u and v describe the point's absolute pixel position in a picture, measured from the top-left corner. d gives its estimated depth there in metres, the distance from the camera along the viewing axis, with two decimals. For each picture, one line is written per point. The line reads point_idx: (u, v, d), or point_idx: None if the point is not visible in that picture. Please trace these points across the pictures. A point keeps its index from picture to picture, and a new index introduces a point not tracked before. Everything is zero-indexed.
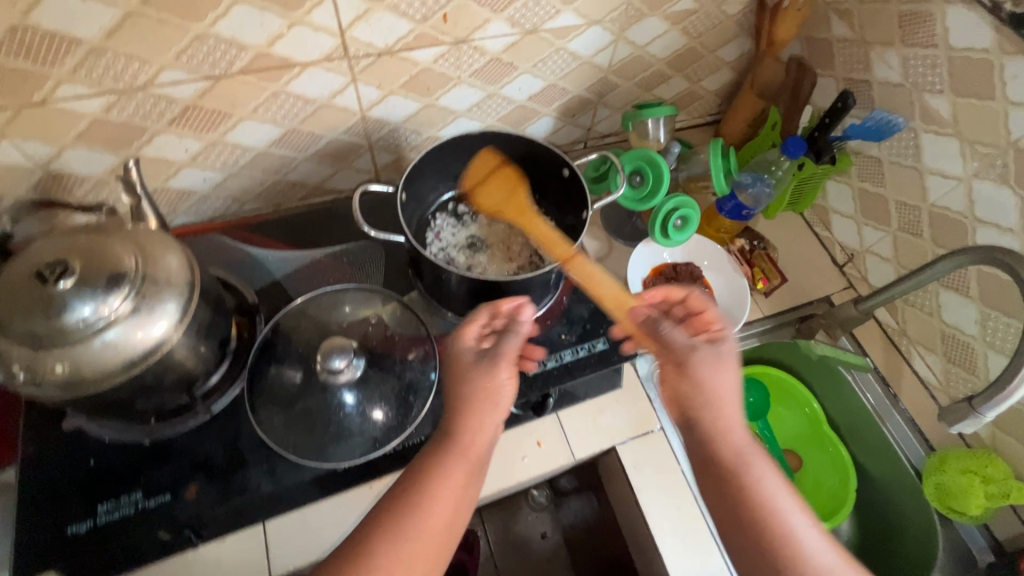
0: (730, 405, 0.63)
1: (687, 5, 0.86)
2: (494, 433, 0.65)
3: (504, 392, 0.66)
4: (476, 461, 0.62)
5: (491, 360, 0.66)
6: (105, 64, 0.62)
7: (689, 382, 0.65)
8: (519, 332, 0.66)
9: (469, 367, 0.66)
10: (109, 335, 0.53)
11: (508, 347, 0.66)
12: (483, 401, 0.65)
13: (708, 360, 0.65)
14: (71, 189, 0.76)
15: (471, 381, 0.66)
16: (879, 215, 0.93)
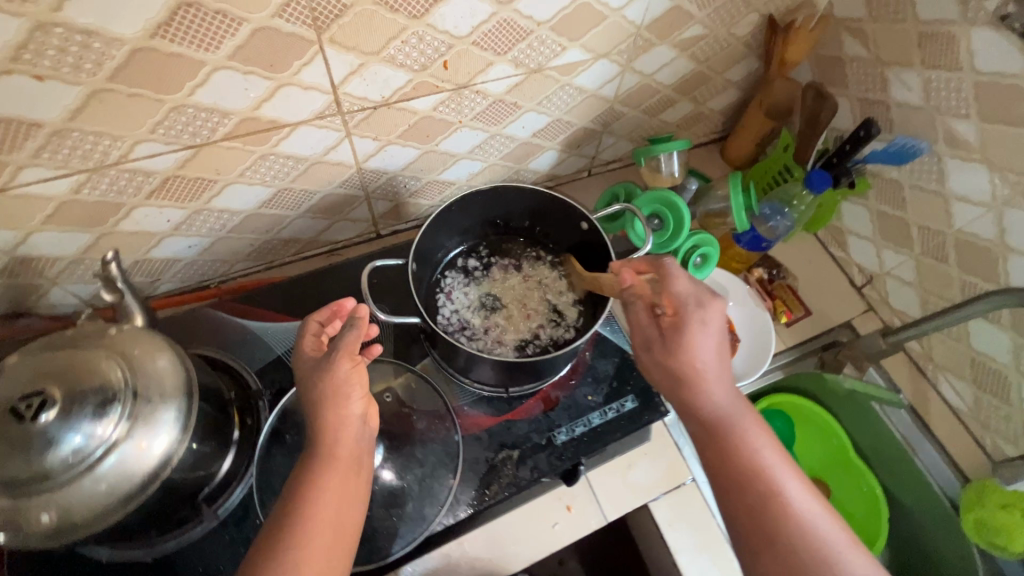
0: (715, 378, 0.58)
1: (697, 31, 0.81)
2: (359, 426, 0.57)
3: (354, 385, 0.57)
4: (347, 458, 0.56)
5: (328, 356, 0.57)
6: (71, 145, 0.56)
7: (667, 357, 0.59)
8: (358, 324, 0.57)
9: (309, 368, 0.58)
10: (101, 469, 0.47)
11: (347, 342, 0.57)
12: (332, 399, 0.56)
13: (672, 343, 0.59)
14: (42, 270, 0.69)
15: (314, 383, 0.57)
16: (899, 239, 0.89)
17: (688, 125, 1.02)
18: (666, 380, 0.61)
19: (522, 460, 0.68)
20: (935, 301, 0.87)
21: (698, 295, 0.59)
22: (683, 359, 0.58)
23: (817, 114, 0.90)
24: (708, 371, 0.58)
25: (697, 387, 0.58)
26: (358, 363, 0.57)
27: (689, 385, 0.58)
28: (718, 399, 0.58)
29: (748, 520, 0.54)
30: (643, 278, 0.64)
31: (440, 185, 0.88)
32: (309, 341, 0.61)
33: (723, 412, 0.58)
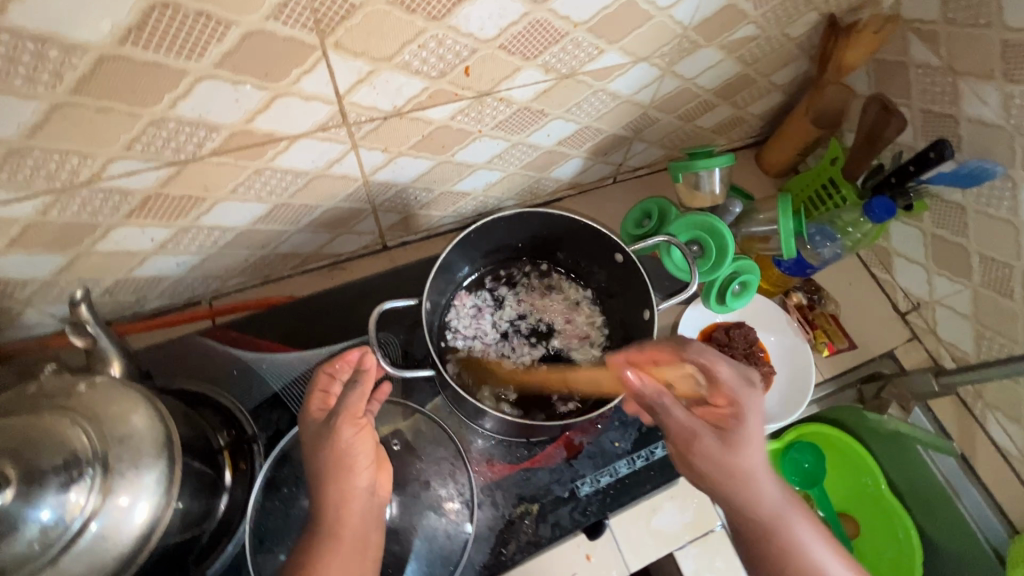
0: (767, 475, 0.56)
1: (748, 31, 0.72)
2: (366, 501, 0.55)
3: (360, 454, 0.55)
4: (353, 538, 0.54)
5: (331, 422, 0.53)
6: (32, 164, 0.48)
7: (715, 459, 0.55)
8: (364, 383, 0.53)
9: (314, 438, 0.54)
10: (69, 557, 0.40)
11: (349, 406, 0.53)
12: (339, 470, 0.54)
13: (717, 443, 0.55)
14: (12, 293, 0.61)
15: (317, 453, 0.54)
16: (955, 266, 0.81)
17: (725, 130, 0.93)
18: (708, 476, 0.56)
19: (542, 516, 0.63)
20: (991, 338, 0.79)
21: (742, 386, 0.56)
22: (735, 462, 0.55)
23: (877, 131, 0.79)
24: (758, 469, 0.55)
25: (750, 485, 0.55)
26: (362, 427, 0.55)
27: (737, 486, 0.55)
28: (769, 495, 0.56)
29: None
30: (685, 371, 0.61)
31: (454, 196, 0.80)
32: (316, 400, 0.56)
33: (771, 507, 0.56)
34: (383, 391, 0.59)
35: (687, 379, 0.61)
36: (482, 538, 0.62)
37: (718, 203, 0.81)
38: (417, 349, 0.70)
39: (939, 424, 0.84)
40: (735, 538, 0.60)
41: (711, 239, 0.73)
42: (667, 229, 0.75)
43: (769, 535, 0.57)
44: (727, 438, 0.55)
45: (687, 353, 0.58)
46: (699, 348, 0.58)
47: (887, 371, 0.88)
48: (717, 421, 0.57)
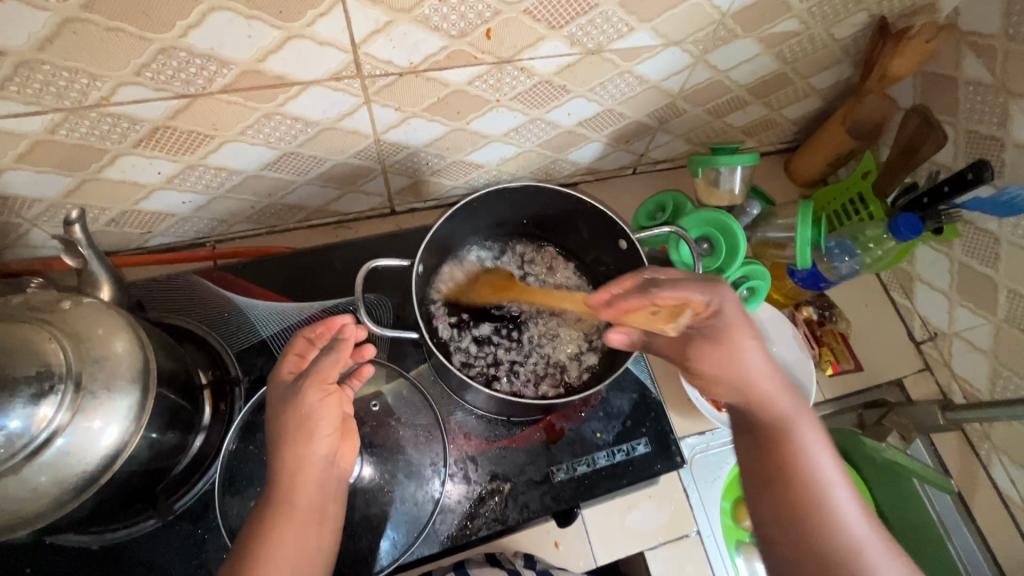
0: (767, 371, 0.56)
1: (791, 26, 0.68)
2: (325, 469, 0.54)
3: (322, 420, 0.53)
4: (307, 507, 0.52)
5: (298, 383, 0.53)
6: (42, 79, 0.48)
7: (715, 358, 0.57)
8: (339, 351, 0.53)
9: (280, 398, 0.54)
10: (31, 469, 0.40)
11: (321, 370, 0.53)
12: (298, 433, 0.52)
13: (715, 344, 0.56)
14: (18, 211, 0.62)
15: (282, 414, 0.53)
16: (979, 298, 0.77)
17: (755, 131, 0.89)
18: (706, 375, 0.58)
19: (512, 497, 0.62)
20: (1007, 377, 0.75)
21: (709, 284, 0.57)
22: (729, 361, 0.56)
23: (916, 142, 0.78)
24: (757, 362, 0.56)
25: (750, 381, 0.56)
26: (330, 393, 0.54)
27: (749, 383, 0.56)
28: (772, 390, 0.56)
29: (798, 519, 0.51)
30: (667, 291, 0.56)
31: (466, 166, 0.78)
32: (290, 363, 0.56)
33: (781, 407, 0.55)
34: (365, 373, 0.58)
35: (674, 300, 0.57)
36: (448, 509, 0.61)
37: (735, 203, 0.79)
38: (409, 315, 0.69)
39: (940, 459, 0.81)
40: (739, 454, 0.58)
41: (722, 238, 0.71)
42: (679, 222, 0.74)
43: (779, 442, 0.54)
44: (722, 334, 0.56)
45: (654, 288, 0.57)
46: (654, 276, 0.59)
47: (892, 399, 0.84)
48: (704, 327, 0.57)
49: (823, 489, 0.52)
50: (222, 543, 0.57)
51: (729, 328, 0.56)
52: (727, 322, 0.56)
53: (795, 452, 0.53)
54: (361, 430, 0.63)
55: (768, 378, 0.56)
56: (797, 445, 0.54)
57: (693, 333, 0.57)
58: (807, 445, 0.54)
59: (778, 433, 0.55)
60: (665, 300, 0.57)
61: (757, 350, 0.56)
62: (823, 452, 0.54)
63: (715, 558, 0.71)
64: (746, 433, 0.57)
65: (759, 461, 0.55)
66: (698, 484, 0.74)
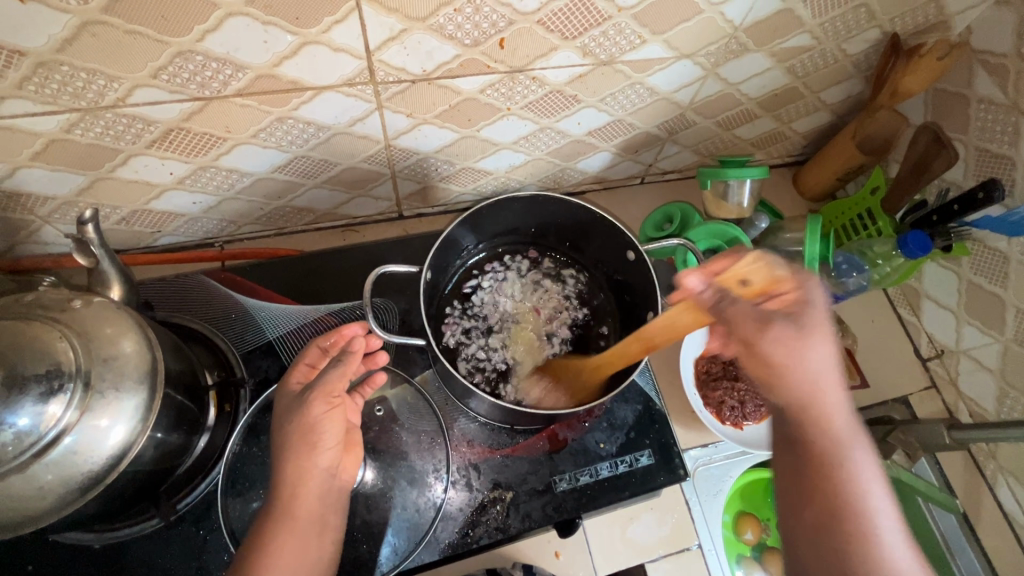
0: (832, 378, 0.47)
1: (803, 41, 0.68)
2: (326, 481, 0.54)
3: (326, 431, 0.54)
4: (308, 518, 0.52)
5: (304, 394, 0.54)
6: (60, 80, 0.48)
7: (785, 350, 0.46)
8: (347, 362, 0.54)
9: (286, 408, 0.54)
10: (37, 467, 0.41)
11: (327, 381, 0.53)
12: (303, 444, 0.53)
13: (792, 334, 0.46)
14: (31, 208, 0.62)
15: (286, 424, 0.53)
16: (987, 317, 0.77)
17: (764, 144, 0.89)
18: (766, 368, 0.47)
19: (514, 506, 0.62)
20: (1015, 397, 0.75)
21: (804, 273, 0.48)
22: (796, 359, 0.46)
23: (926, 160, 0.76)
24: (827, 370, 0.47)
25: (809, 387, 0.47)
26: (335, 406, 0.54)
27: (807, 398, 0.47)
28: (834, 405, 0.47)
29: (831, 538, 0.45)
30: (759, 260, 0.48)
31: (475, 173, 0.79)
32: (299, 372, 0.57)
33: (840, 428, 0.47)
34: (377, 381, 0.60)
35: (761, 271, 0.48)
36: (450, 517, 0.61)
37: (743, 216, 0.79)
38: (415, 321, 0.69)
39: (945, 478, 0.80)
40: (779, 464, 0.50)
41: None
42: (687, 234, 0.74)
43: (830, 462, 0.46)
44: (802, 326, 0.47)
45: (737, 249, 0.52)
46: (751, 249, 0.50)
47: (897, 416, 0.84)
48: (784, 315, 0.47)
49: (869, 517, 0.45)
50: (224, 544, 0.57)
51: (810, 320, 0.47)
52: (809, 313, 0.47)
53: (847, 476, 0.46)
54: (364, 434, 0.63)
55: (834, 388, 0.47)
56: (851, 469, 0.46)
57: (772, 318, 0.47)
58: (861, 468, 0.46)
59: (830, 452, 0.46)
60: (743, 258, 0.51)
61: (831, 352, 0.47)
62: (876, 480, 0.46)
63: (717, 572, 0.70)
64: (783, 442, 0.49)
65: (799, 474, 0.48)
66: (701, 497, 0.74)
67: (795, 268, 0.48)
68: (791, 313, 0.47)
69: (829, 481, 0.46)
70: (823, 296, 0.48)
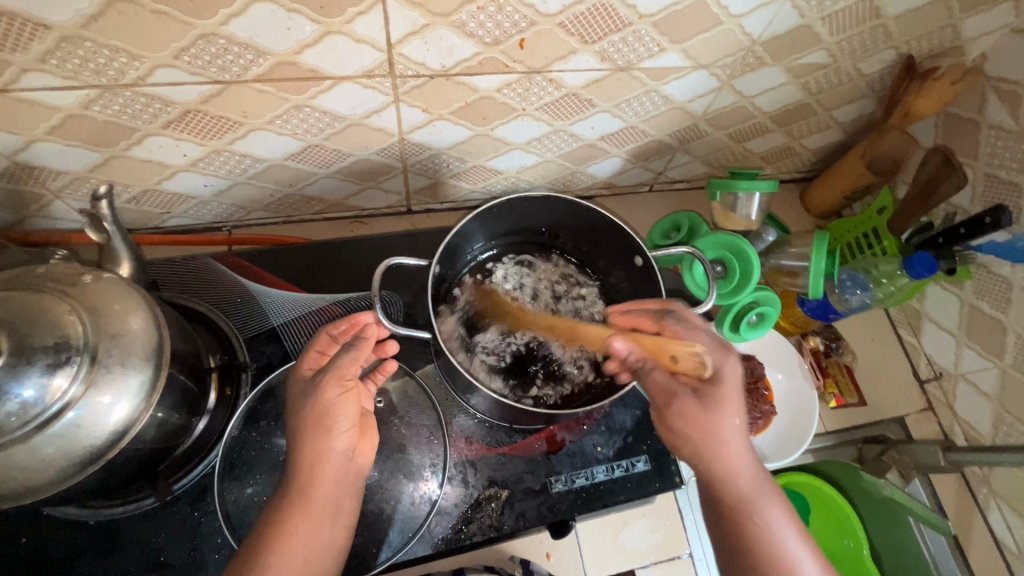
0: (744, 450, 0.52)
1: (819, 58, 0.69)
2: (343, 465, 0.54)
3: (340, 415, 0.53)
4: (323, 501, 0.52)
5: (317, 378, 0.53)
6: (82, 55, 0.49)
7: (692, 422, 0.51)
8: (359, 348, 0.53)
9: (298, 393, 0.54)
10: (40, 439, 0.41)
11: (340, 365, 0.53)
12: (316, 426, 0.52)
13: (697, 408, 0.51)
14: (44, 181, 0.63)
15: (300, 409, 0.53)
16: (987, 341, 0.77)
17: (774, 159, 0.90)
18: (679, 438, 0.53)
19: (509, 504, 0.62)
20: (1011, 423, 0.75)
21: (721, 354, 0.53)
22: (708, 433, 0.51)
23: (933, 184, 0.77)
24: (737, 435, 0.51)
25: (725, 463, 0.51)
26: (348, 389, 0.53)
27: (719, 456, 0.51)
28: (747, 468, 0.52)
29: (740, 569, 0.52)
30: (695, 350, 0.52)
31: (486, 172, 0.79)
32: (310, 360, 0.57)
33: (748, 481, 0.52)
34: (388, 367, 0.60)
35: (693, 359, 0.51)
36: (445, 512, 0.61)
37: (751, 228, 0.81)
38: (420, 315, 0.70)
39: (937, 499, 0.81)
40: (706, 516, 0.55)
41: (735, 261, 0.72)
42: (694, 243, 0.74)
43: (743, 521, 0.52)
44: (708, 403, 0.51)
45: (665, 323, 0.57)
46: (677, 316, 0.58)
47: (893, 436, 0.84)
48: (695, 384, 0.52)
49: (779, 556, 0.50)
50: (219, 528, 0.57)
51: (720, 396, 0.51)
52: (717, 387, 0.52)
53: (759, 527, 0.51)
54: None
55: (743, 452, 0.52)
56: (760, 518, 0.51)
57: (677, 392, 0.52)
58: (773, 522, 0.51)
59: (743, 507, 0.51)
60: (670, 332, 0.56)
61: (736, 421, 0.51)
62: (788, 527, 0.51)
63: None
64: (705, 499, 0.55)
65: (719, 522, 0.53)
66: (696, 508, 0.74)
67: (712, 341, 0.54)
68: (700, 388, 0.52)
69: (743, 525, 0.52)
70: (732, 367, 0.53)
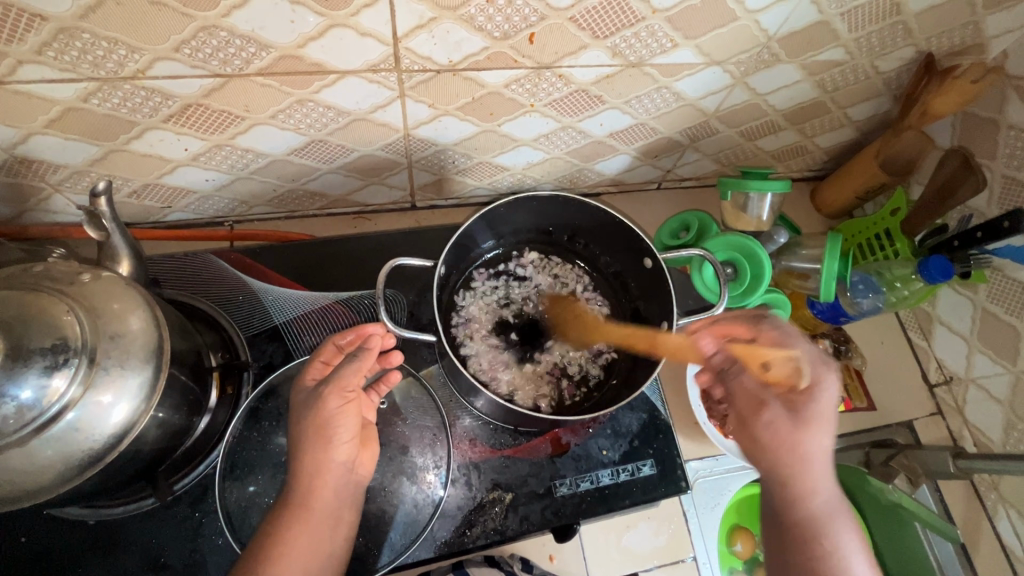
0: (826, 463, 0.50)
1: (835, 55, 0.67)
2: (343, 475, 0.53)
3: (341, 426, 0.52)
4: (323, 510, 0.51)
5: (320, 387, 0.52)
6: (80, 47, 0.47)
7: (780, 433, 0.50)
8: (363, 358, 0.52)
9: (300, 403, 0.53)
10: (38, 441, 0.40)
11: (342, 376, 0.52)
12: (318, 436, 0.52)
13: (785, 420, 0.50)
14: (43, 174, 0.61)
15: (301, 419, 0.52)
16: (1000, 347, 0.76)
17: (786, 157, 0.88)
18: (761, 448, 0.52)
19: (513, 507, 0.61)
20: (1022, 430, 0.74)
21: (820, 365, 0.52)
22: (792, 445, 0.50)
23: (949, 187, 0.77)
24: (822, 452, 0.50)
25: (808, 473, 0.49)
26: (350, 400, 0.53)
27: (802, 469, 0.49)
28: (826, 489, 0.50)
29: None
30: (789, 356, 0.53)
31: (492, 168, 0.78)
32: (314, 369, 0.56)
33: (824, 501, 0.50)
34: (394, 377, 0.60)
35: (787, 366, 0.53)
36: (449, 515, 0.60)
37: (762, 229, 0.79)
38: (423, 315, 0.69)
39: (945, 505, 0.80)
40: (768, 534, 0.52)
41: (746, 263, 0.70)
42: (703, 244, 0.73)
43: (816, 537, 0.49)
44: (798, 414, 0.50)
45: (760, 327, 0.58)
46: (775, 325, 0.57)
47: (901, 440, 0.83)
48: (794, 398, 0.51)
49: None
50: (219, 529, 0.56)
51: (812, 410, 0.50)
52: (812, 400, 0.51)
53: (830, 548, 0.48)
54: None
55: (823, 470, 0.50)
56: (831, 542, 0.48)
57: (768, 400, 0.52)
58: (845, 545, 0.48)
59: (813, 525, 0.49)
60: (766, 339, 0.56)
61: (828, 439, 0.50)
62: (859, 556, 0.49)
63: None
64: (771, 515, 0.52)
65: (786, 542, 0.50)
66: (701, 511, 0.73)
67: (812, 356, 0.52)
68: (790, 396, 0.52)
69: (809, 546, 0.49)
70: (832, 387, 0.51)
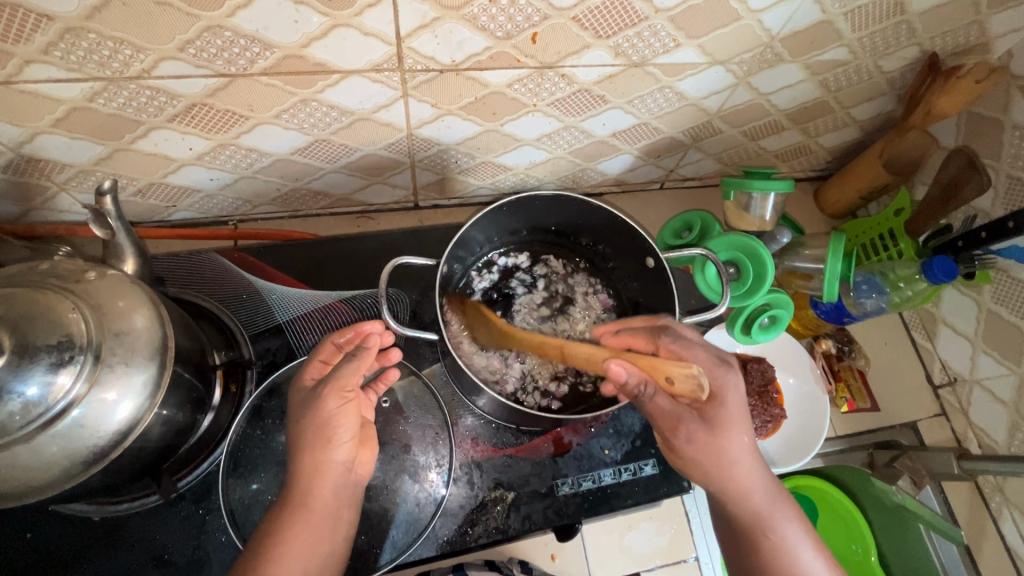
0: (751, 462, 0.51)
1: (839, 55, 0.67)
2: (342, 475, 0.53)
3: (341, 426, 0.53)
4: (323, 510, 0.51)
5: (318, 388, 0.52)
6: (86, 47, 0.48)
7: (700, 445, 0.51)
8: (360, 358, 0.52)
9: (299, 403, 0.53)
10: (43, 438, 0.40)
11: (340, 376, 0.52)
12: (317, 436, 0.52)
13: (702, 430, 0.51)
14: (49, 174, 0.62)
15: (301, 419, 0.52)
16: (1005, 348, 0.75)
17: (789, 157, 0.88)
18: (691, 464, 0.53)
19: (514, 506, 0.61)
20: None
21: (717, 368, 0.52)
22: (714, 451, 0.51)
23: (953, 188, 0.76)
24: (747, 452, 0.51)
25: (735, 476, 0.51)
26: (350, 400, 0.53)
27: (731, 475, 0.51)
28: (757, 488, 0.52)
29: None
30: (690, 371, 0.48)
31: (495, 168, 0.78)
32: (313, 368, 0.56)
33: (760, 500, 0.52)
34: (392, 373, 0.59)
35: (690, 381, 0.48)
36: (450, 514, 0.60)
37: (765, 229, 0.79)
38: (425, 314, 0.69)
39: (948, 507, 0.79)
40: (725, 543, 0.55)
41: (750, 263, 0.70)
42: (706, 244, 0.73)
43: (760, 536, 0.51)
44: (711, 423, 0.51)
45: (664, 343, 0.55)
46: (675, 335, 0.56)
47: (904, 442, 0.83)
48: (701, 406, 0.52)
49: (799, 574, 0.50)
50: (223, 526, 0.57)
51: (723, 414, 0.51)
52: (721, 406, 0.51)
53: (777, 545, 0.51)
54: None
55: (752, 471, 0.52)
56: (777, 539, 0.51)
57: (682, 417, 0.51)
58: (790, 538, 0.51)
59: (758, 527, 0.51)
60: (664, 352, 0.55)
61: (746, 440, 0.51)
62: (806, 544, 0.51)
63: None
64: (723, 521, 0.54)
65: (741, 549, 0.53)
66: (703, 511, 0.73)
67: (707, 365, 0.53)
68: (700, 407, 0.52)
69: (759, 548, 0.51)
70: (735, 386, 0.52)
